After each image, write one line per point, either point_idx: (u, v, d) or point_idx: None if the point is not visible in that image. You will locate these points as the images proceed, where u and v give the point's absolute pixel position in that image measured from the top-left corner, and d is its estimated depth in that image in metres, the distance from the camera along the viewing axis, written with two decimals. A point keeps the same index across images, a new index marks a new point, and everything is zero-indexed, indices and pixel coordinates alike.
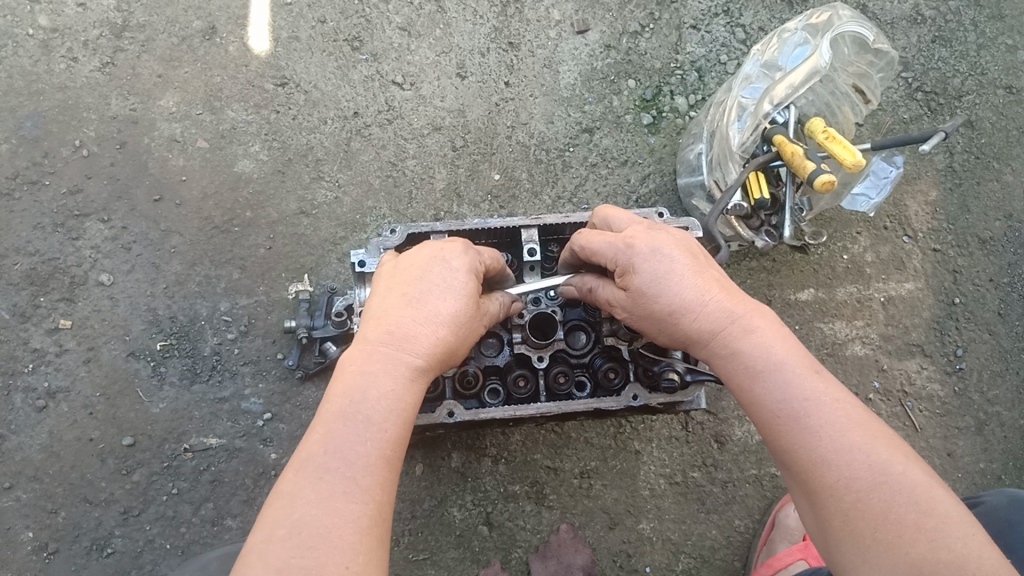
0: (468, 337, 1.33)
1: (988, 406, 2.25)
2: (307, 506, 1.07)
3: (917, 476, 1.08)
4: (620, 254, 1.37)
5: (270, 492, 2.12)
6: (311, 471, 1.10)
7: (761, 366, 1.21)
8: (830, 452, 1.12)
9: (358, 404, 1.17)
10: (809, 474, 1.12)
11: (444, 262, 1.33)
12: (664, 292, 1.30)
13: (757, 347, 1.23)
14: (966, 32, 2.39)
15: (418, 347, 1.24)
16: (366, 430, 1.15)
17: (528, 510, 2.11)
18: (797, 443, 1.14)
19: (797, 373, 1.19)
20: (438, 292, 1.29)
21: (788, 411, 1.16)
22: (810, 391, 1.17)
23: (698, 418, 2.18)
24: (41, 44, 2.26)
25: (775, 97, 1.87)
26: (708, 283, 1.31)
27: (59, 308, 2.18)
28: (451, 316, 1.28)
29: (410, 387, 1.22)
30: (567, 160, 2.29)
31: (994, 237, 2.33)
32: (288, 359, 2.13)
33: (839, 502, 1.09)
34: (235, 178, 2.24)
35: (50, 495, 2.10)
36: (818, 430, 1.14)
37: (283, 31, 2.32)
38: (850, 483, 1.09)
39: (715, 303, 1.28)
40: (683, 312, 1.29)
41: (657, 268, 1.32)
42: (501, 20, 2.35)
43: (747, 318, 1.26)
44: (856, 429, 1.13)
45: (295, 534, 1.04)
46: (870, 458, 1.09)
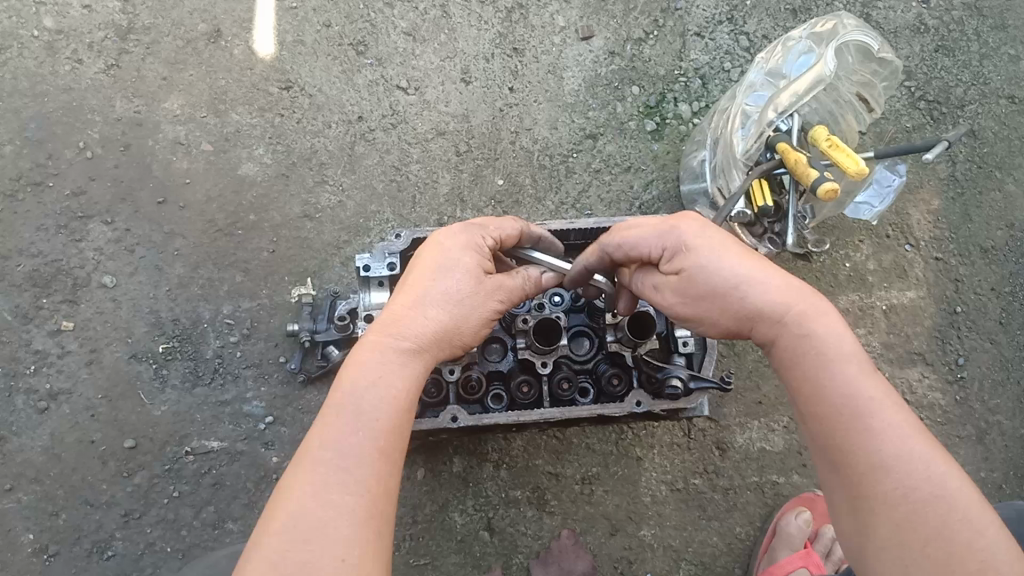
0: (474, 321, 1.36)
1: (989, 415, 2.26)
2: (303, 498, 1.07)
3: (970, 494, 1.08)
4: (670, 236, 1.36)
5: (272, 495, 2.11)
6: (308, 464, 1.11)
7: (829, 354, 1.20)
8: (890, 456, 1.10)
9: (358, 395, 1.18)
10: (864, 476, 1.11)
11: (446, 252, 1.37)
12: (722, 264, 1.30)
13: (827, 331, 1.22)
14: (968, 41, 2.40)
15: (411, 333, 1.27)
16: (361, 421, 1.15)
17: (530, 516, 2.11)
18: (857, 440, 1.13)
19: (859, 370, 1.18)
20: (435, 280, 1.34)
21: (854, 405, 1.15)
22: (873, 390, 1.16)
23: (700, 425, 2.18)
24: (46, 45, 2.27)
25: (780, 105, 1.87)
26: (764, 265, 1.31)
27: (61, 310, 2.18)
28: (447, 301, 1.33)
29: (413, 382, 1.24)
30: (571, 166, 2.29)
31: (996, 246, 2.33)
32: (291, 362, 2.15)
33: (893, 509, 1.08)
34: (239, 181, 2.24)
35: (51, 497, 2.10)
36: (881, 430, 1.12)
37: (288, 35, 2.32)
38: (908, 492, 1.08)
39: (780, 282, 1.27)
40: (745, 287, 1.28)
41: (710, 248, 1.31)
42: (506, 26, 2.36)
43: (813, 303, 1.26)
44: (918, 437, 1.12)
45: (291, 526, 1.05)
46: (929, 469, 1.09)
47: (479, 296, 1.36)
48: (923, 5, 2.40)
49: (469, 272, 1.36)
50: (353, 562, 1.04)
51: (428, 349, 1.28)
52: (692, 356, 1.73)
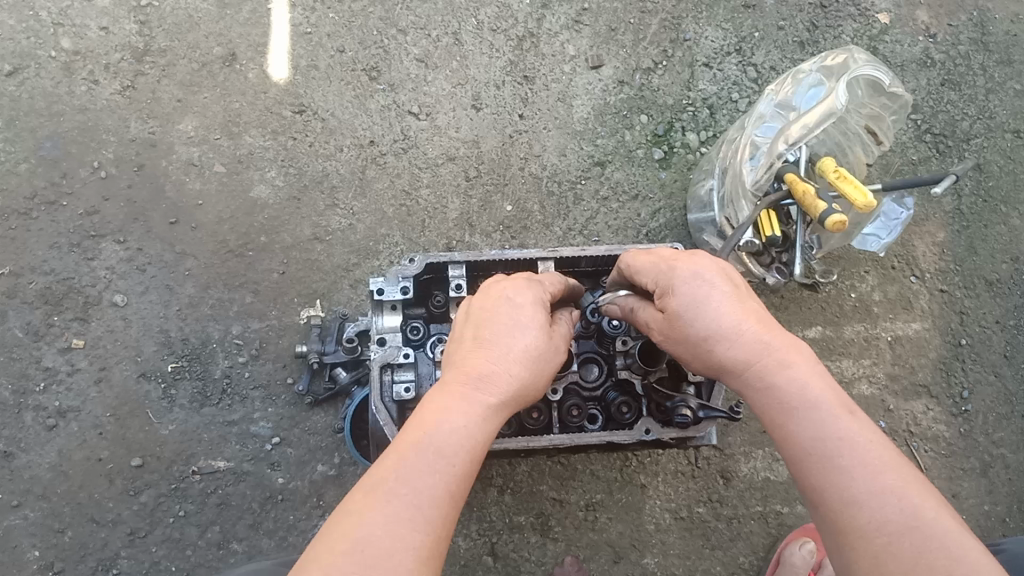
0: (546, 375, 1.34)
1: (993, 449, 2.26)
2: (373, 523, 1.08)
3: (949, 523, 1.05)
4: (663, 276, 1.39)
5: (276, 516, 2.12)
6: (380, 494, 1.11)
7: (794, 399, 1.20)
8: (863, 492, 1.09)
9: (433, 435, 1.18)
10: (839, 515, 1.10)
11: (509, 301, 1.36)
12: (700, 315, 1.31)
13: (792, 381, 1.22)
14: (974, 76, 2.43)
15: (495, 387, 1.26)
16: (436, 461, 1.15)
17: (533, 542, 2.12)
18: (829, 482, 1.12)
19: (832, 412, 1.18)
20: (513, 331, 1.32)
21: (822, 450, 1.15)
22: (844, 431, 1.16)
23: (705, 454, 2.18)
24: (63, 66, 2.30)
25: (791, 136, 1.90)
26: (744, 313, 1.30)
27: (72, 327, 2.19)
28: (527, 354, 1.30)
29: (484, 425, 1.23)
30: (579, 192, 2.32)
31: (1001, 279, 2.34)
32: (300, 384, 2.16)
33: (869, 543, 1.06)
34: (251, 203, 2.27)
35: (58, 514, 2.11)
36: (851, 470, 1.12)
37: (302, 60, 2.35)
38: (881, 525, 1.06)
39: (752, 335, 1.27)
40: (717, 339, 1.29)
41: (694, 302, 1.32)
42: (517, 54, 2.39)
43: (784, 353, 1.25)
44: (889, 472, 1.11)
45: (358, 550, 1.05)
46: (902, 502, 1.07)
47: (551, 350, 1.35)
48: (929, 40, 2.43)
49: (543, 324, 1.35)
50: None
51: (503, 401, 1.26)
52: (700, 385, 1.74)
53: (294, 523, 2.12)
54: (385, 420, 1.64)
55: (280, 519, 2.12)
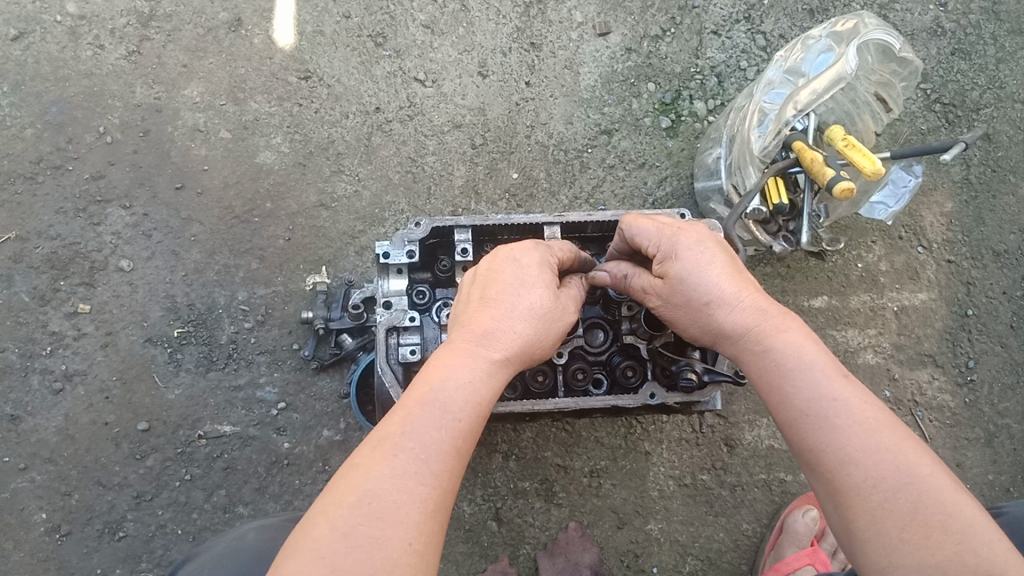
0: (555, 333, 1.34)
1: (998, 419, 2.26)
2: (381, 477, 1.08)
3: (941, 478, 1.09)
4: (665, 241, 1.37)
5: (283, 480, 2.13)
6: (387, 447, 1.11)
7: (791, 364, 1.21)
8: (859, 451, 1.12)
9: (440, 391, 1.18)
10: (834, 474, 1.12)
11: (514, 261, 1.36)
12: (703, 281, 1.31)
13: (789, 347, 1.23)
14: (985, 45, 2.40)
15: (499, 343, 1.26)
16: (442, 417, 1.15)
17: (538, 508, 2.13)
18: (825, 441, 1.14)
19: (823, 377, 1.19)
20: (518, 289, 1.32)
21: (816, 411, 1.16)
22: (839, 392, 1.17)
23: (709, 421, 2.19)
24: (68, 31, 2.28)
25: (799, 103, 1.88)
26: (737, 280, 1.32)
27: (78, 292, 2.20)
28: (532, 312, 1.30)
29: (489, 380, 1.23)
30: (585, 160, 2.31)
31: (1008, 250, 2.33)
32: (305, 349, 2.17)
33: (865, 500, 1.09)
34: (257, 169, 2.27)
35: (65, 477, 2.12)
36: (847, 429, 1.14)
37: (308, 25, 2.34)
38: (877, 483, 1.09)
39: (749, 301, 1.29)
40: (717, 304, 1.30)
41: (693, 276, 1.32)
42: (524, 20, 2.37)
43: (778, 319, 1.27)
44: (883, 431, 1.13)
45: (365, 503, 1.06)
46: (896, 460, 1.10)
47: (558, 309, 1.35)
48: (940, 8, 2.40)
49: (549, 284, 1.35)
50: (419, 547, 1.05)
51: (510, 356, 1.26)
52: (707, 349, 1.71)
53: (300, 488, 2.13)
54: (391, 382, 1.62)
55: (286, 483, 2.13)
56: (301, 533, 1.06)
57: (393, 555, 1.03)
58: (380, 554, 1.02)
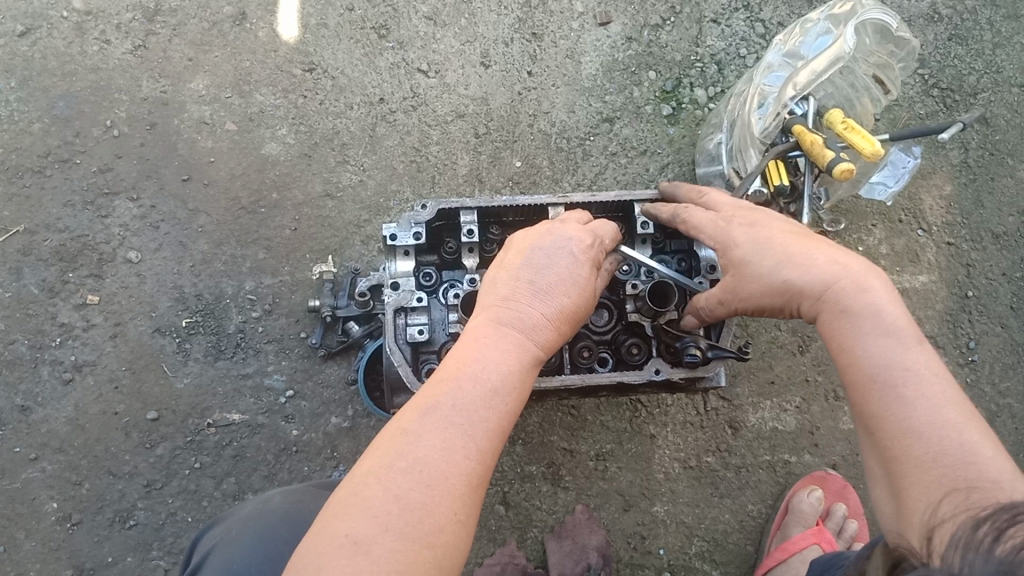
0: (578, 323, 1.38)
1: (999, 398, 2.28)
2: (430, 446, 1.10)
3: (1004, 464, 1.06)
4: (722, 233, 1.48)
5: (291, 467, 2.15)
6: (434, 416, 1.14)
7: (865, 327, 1.23)
8: (923, 423, 1.11)
9: (481, 369, 1.21)
10: (896, 444, 1.12)
11: (559, 245, 1.39)
12: (767, 251, 1.37)
13: (867, 308, 1.24)
14: (982, 30, 2.43)
15: (537, 327, 1.30)
16: (486, 393, 1.18)
17: (545, 491, 2.15)
18: (889, 407, 1.14)
19: (901, 343, 1.19)
20: (561, 277, 1.36)
21: (886, 377, 1.17)
22: (914, 361, 1.17)
23: (713, 403, 2.21)
24: (74, 26, 2.31)
25: (798, 84, 1.91)
26: (813, 243, 1.36)
27: (87, 283, 2.22)
28: (567, 301, 1.35)
29: (528, 364, 1.27)
30: (587, 148, 2.33)
31: (1007, 232, 2.36)
32: (313, 337, 2.18)
33: (925, 473, 1.08)
34: (263, 160, 2.29)
35: (75, 466, 2.14)
36: (916, 400, 1.13)
37: (312, 19, 2.36)
38: (938, 458, 1.08)
39: (827, 260, 1.31)
40: (791, 266, 1.33)
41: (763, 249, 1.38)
42: (525, 11, 2.40)
43: (860, 276, 1.28)
44: (951, 408, 1.12)
45: (415, 468, 1.08)
46: (960, 438, 1.08)
47: (589, 299, 1.39)
48: None
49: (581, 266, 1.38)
50: (461, 518, 1.07)
51: (547, 338, 1.31)
52: (711, 326, 1.74)
53: (309, 474, 2.15)
54: (399, 361, 1.65)
55: (295, 470, 2.15)
56: (350, 490, 1.07)
57: (441, 520, 1.05)
58: (430, 519, 1.04)
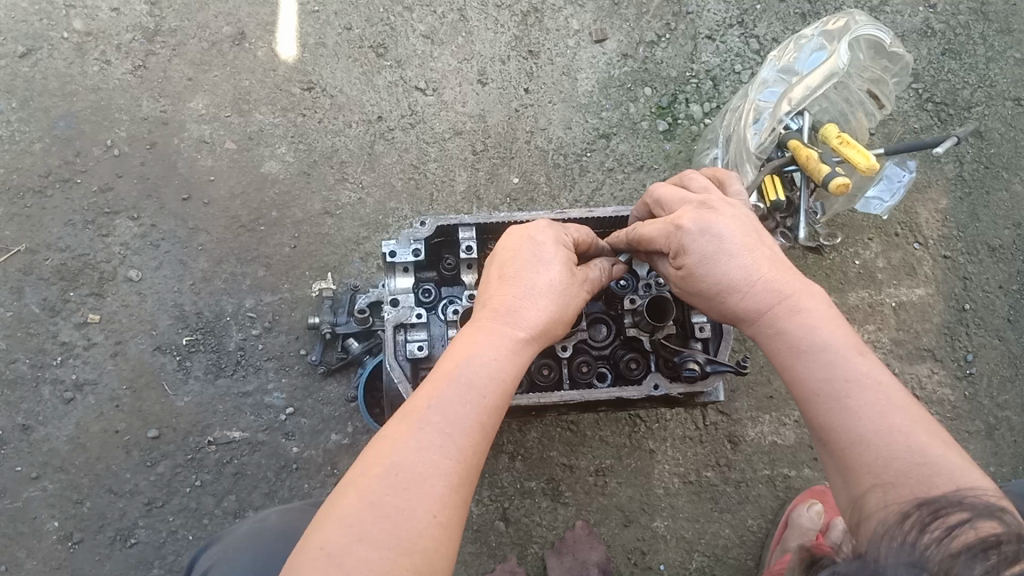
0: (568, 315, 1.37)
1: (998, 411, 2.28)
2: (408, 449, 1.10)
3: (956, 460, 1.03)
4: (673, 237, 1.35)
5: (292, 484, 2.15)
6: (414, 421, 1.14)
7: (801, 343, 1.20)
8: (870, 430, 1.08)
9: (462, 368, 1.21)
10: (848, 455, 1.09)
11: (533, 242, 1.40)
12: (712, 271, 1.30)
13: (802, 327, 1.21)
14: (975, 45, 2.45)
15: (524, 320, 1.30)
16: (467, 392, 1.18)
17: (545, 507, 2.15)
18: (836, 419, 1.12)
19: (843, 352, 1.17)
20: (536, 267, 1.36)
21: (829, 390, 1.14)
22: (854, 371, 1.14)
23: (712, 418, 2.22)
24: (75, 47, 2.33)
25: (793, 99, 1.92)
26: (756, 258, 1.29)
27: (88, 302, 2.23)
28: (551, 290, 1.35)
29: (513, 358, 1.26)
30: (585, 164, 2.34)
31: (1003, 244, 2.37)
32: (313, 354, 2.20)
33: (877, 478, 1.05)
34: (262, 178, 2.30)
35: (76, 485, 2.15)
36: (861, 409, 1.10)
37: (310, 38, 2.38)
38: (889, 462, 1.05)
39: (762, 285, 1.27)
40: (733, 290, 1.29)
41: (714, 263, 1.30)
42: (522, 29, 2.42)
43: (794, 297, 1.25)
44: (897, 411, 1.10)
45: (393, 473, 1.08)
46: (908, 440, 1.06)
47: (571, 288, 1.39)
48: (929, 10, 2.45)
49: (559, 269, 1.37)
50: (442, 519, 1.06)
51: (532, 328, 1.30)
52: (709, 341, 1.75)
53: (309, 491, 2.15)
54: (399, 377, 1.66)
55: (296, 487, 2.15)
56: (328, 504, 1.08)
57: (419, 525, 1.05)
58: (407, 524, 1.04)
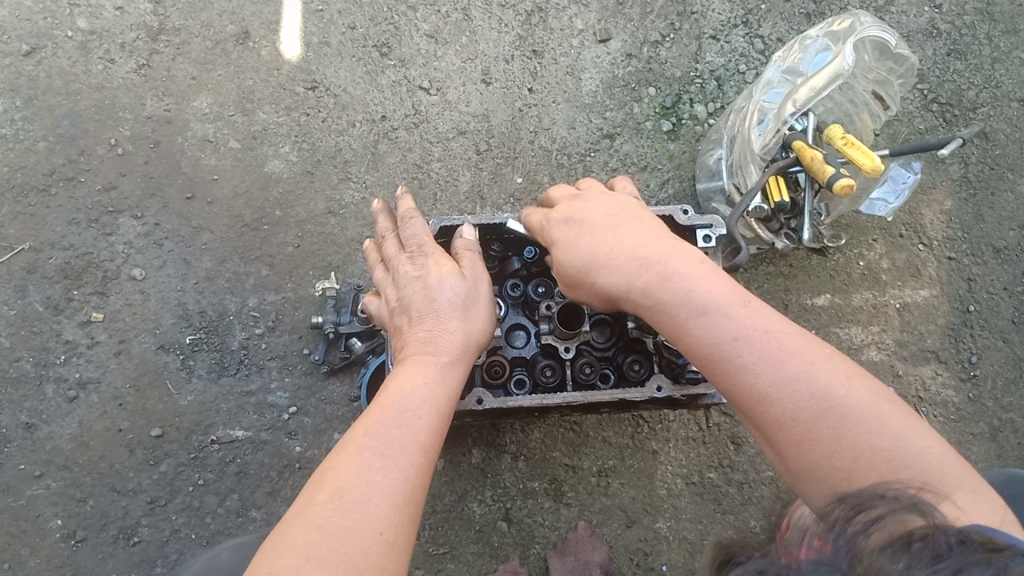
0: (481, 328, 1.40)
1: (1002, 413, 2.28)
2: (350, 473, 1.10)
3: (858, 395, 1.10)
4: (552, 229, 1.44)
5: (295, 484, 2.16)
6: (353, 448, 1.14)
7: (684, 311, 1.23)
8: (769, 385, 1.13)
9: (399, 400, 1.22)
10: (759, 415, 1.15)
11: (417, 268, 1.44)
12: (581, 257, 1.35)
13: (678, 290, 1.25)
14: (980, 45, 2.44)
15: (439, 344, 1.33)
16: (402, 415, 1.20)
17: (547, 507, 2.15)
18: (737, 383, 1.16)
19: (726, 312, 1.20)
20: (431, 289, 1.39)
21: (722, 351, 1.18)
22: (738, 327, 1.18)
23: (715, 419, 2.21)
24: (79, 46, 2.33)
25: (797, 100, 1.91)
26: (621, 231, 1.35)
27: (91, 301, 2.23)
28: (454, 303, 1.38)
29: (443, 380, 1.29)
30: (588, 164, 2.34)
31: (1008, 246, 2.36)
32: (315, 353, 2.20)
33: (791, 433, 1.11)
34: (266, 178, 2.30)
35: (80, 483, 2.15)
36: (754, 366, 1.15)
37: (314, 37, 2.38)
38: (796, 415, 1.11)
39: (623, 260, 1.31)
40: (599, 263, 1.33)
41: (583, 243, 1.37)
42: (526, 29, 2.42)
43: (659, 258, 1.29)
44: (795, 358, 1.14)
45: (338, 496, 1.07)
46: (811, 386, 1.12)
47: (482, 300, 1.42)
48: (935, 10, 2.44)
49: (475, 282, 1.42)
50: (391, 539, 1.06)
51: (448, 345, 1.33)
52: None
53: None
54: None
55: (298, 487, 2.16)
56: (274, 536, 1.05)
57: (365, 542, 1.03)
58: (353, 541, 1.02)
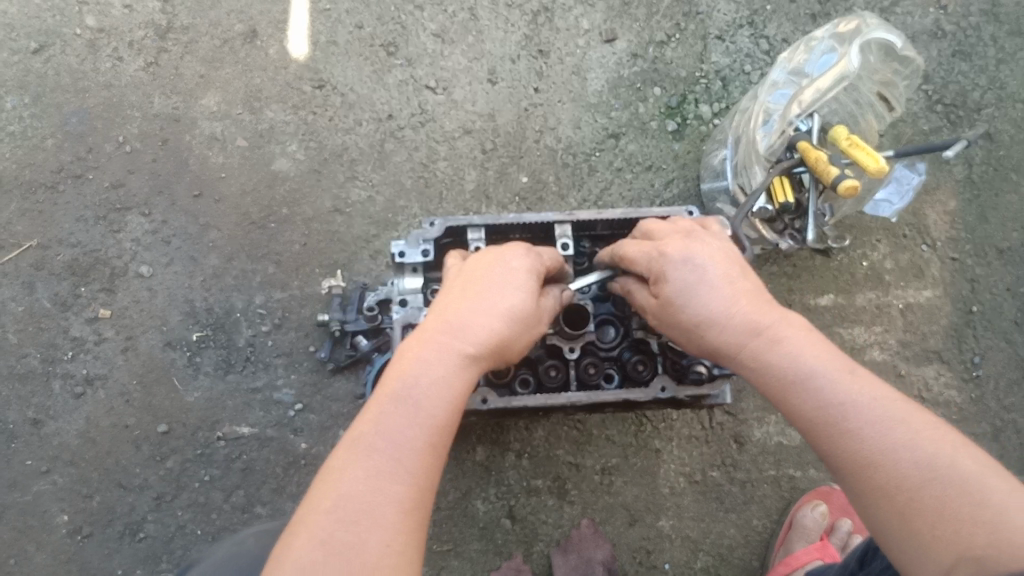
0: (523, 331, 1.35)
1: (1004, 414, 2.29)
2: (353, 480, 1.11)
3: (965, 465, 1.04)
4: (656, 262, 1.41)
5: (300, 481, 2.18)
6: (360, 451, 1.14)
7: (792, 373, 1.21)
8: (874, 450, 1.10)
9: (407, 389, 1.20)
10: (857, 477, 1.10)
11: (504, 263, 1.39)
12: (693, 302, 1.33)
13: (788, 353, 1.23)
14: (985, 47, 2.44)
15: (471, 335, 1.27)
16: (415, 414, 1.18)
17: (551, 505, 2.17)
18: (840, 445, 1.13)
19: (831, 373, 1.19)
20: (497, 288, 1.34)
21: (827, 413, 1.16)
22: (845, 393, 1.16)
23: (718, 418, 2.22)
24: (88, 44, 2.35)
25: (803, 102, 1.93)
26: (743, 282, 1.34)
27: (99, 298, 2.25)
28: (509, 308, 1.32)
29: (462, 372, 1.25)
30: (593, 164, 2.35)
31: (1012, 247, 2.36)
32: (322, 351, 2.21)
33: (891, 500, 1.06)
34: (272, 176, 2.32)
35: (87, 479, 2.17)
36: (860, 428, 1.12)
37: (322, 36, 2.39)
38: (899, 483, 1.06)
39: (740, 315, 1.29)
40: (710, 324, 1.31)
41: (689, 282, 1.34)
42: (533, 28, 2.42)
43: (777, 320, 1.28)
44: (898, 426, 1.10)
45: (340, 507, 1.08)
46: (915, 455, 1.07)
47: (535, 308, 1.36)
48: (940, 11, 2.45)
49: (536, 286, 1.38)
50: (398, 547, 1.07)
51: (481, 345, 1.27)
52: None
53: None
54: None
55: (304, 483, 2.17)
56: (283, 541, 1.08)
57: (372, 556, 1.04)
58: (358, 555, 1.04)
